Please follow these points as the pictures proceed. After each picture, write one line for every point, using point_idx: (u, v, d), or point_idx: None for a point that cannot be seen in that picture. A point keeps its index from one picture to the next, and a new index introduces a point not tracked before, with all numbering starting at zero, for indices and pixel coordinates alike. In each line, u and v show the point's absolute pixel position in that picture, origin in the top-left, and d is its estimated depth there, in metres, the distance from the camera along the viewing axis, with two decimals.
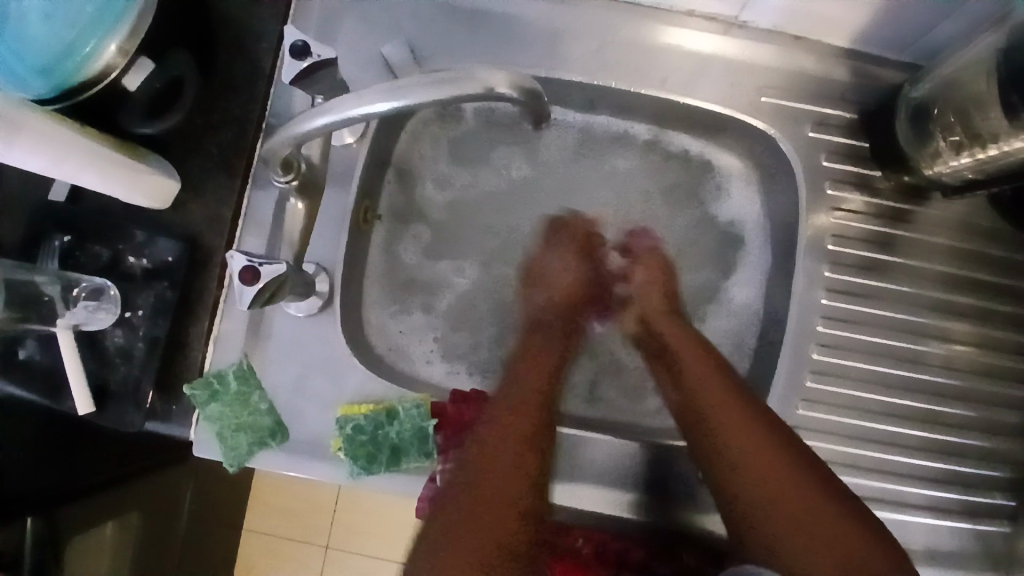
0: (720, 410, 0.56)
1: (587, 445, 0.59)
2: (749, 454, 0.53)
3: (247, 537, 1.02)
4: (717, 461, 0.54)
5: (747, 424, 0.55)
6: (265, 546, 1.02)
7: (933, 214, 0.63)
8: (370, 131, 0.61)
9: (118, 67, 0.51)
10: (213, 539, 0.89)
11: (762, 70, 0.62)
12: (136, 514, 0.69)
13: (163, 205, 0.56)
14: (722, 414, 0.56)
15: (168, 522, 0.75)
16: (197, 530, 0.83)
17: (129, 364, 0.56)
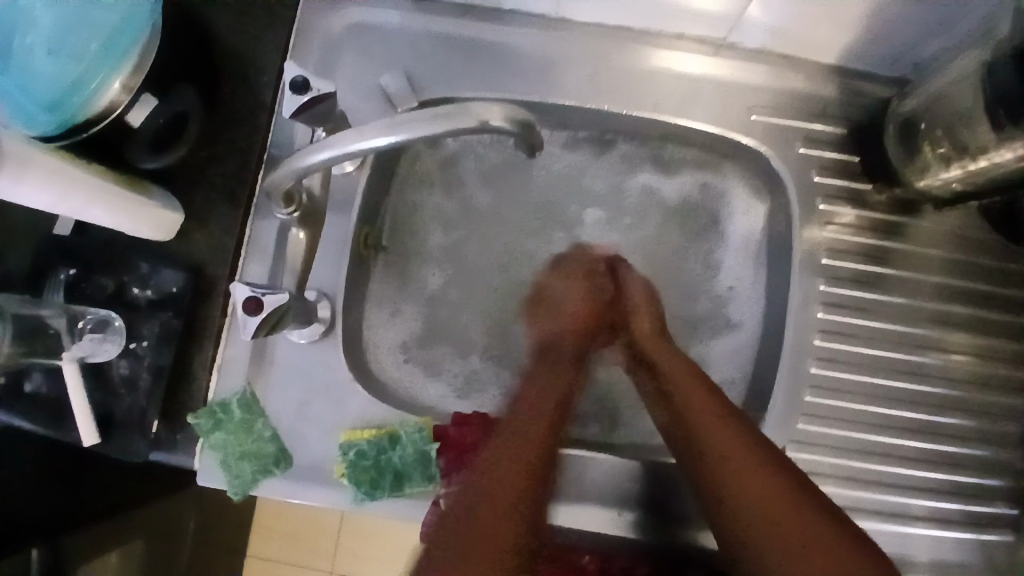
0: (715, 429, 0.54)
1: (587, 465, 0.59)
2: (741, 472, 0.52)
3: (251, 564, 1.01)
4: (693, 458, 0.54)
5: (733, 440, 0.53)
6: (269, 571, 1.01)
7: (927, 226, 0.64)
8: (369, 158, 0.62)
9: (123, 103, 0.53)
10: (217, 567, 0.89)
11: (752, 90, 0.63)
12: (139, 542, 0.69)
13: (166, 236, 0.57)
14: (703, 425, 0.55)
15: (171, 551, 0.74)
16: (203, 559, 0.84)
17: (134, 394, 0.56)
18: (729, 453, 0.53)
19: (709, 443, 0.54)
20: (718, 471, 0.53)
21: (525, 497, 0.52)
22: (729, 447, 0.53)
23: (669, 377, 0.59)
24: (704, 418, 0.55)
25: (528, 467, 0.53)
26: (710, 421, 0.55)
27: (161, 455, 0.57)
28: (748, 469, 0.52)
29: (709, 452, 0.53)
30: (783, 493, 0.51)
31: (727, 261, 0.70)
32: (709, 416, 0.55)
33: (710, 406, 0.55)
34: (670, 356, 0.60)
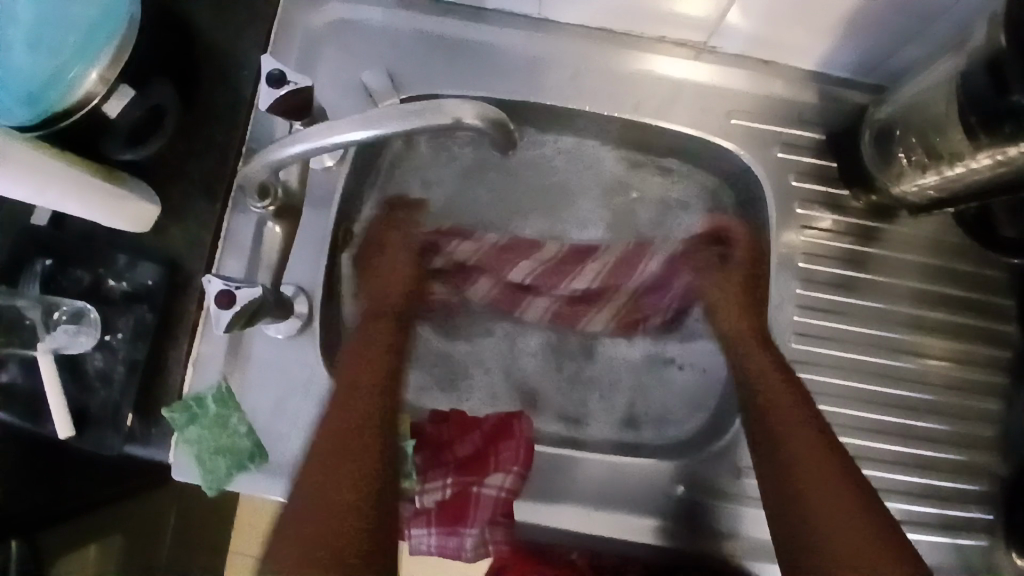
0: (793, 435, 0.58)
1: (577, 466, 0.58)
2: (820, 478, 0.56)
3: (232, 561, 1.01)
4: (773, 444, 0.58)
5: (817, 453, 0.57)
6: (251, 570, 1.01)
7: (905, 232, 0.65)
8: (349, 155, 0.62)
9: (99, 95, 0.53)
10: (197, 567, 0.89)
11: (733, 94, 0.64)
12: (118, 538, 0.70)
13: (144, 229, 0.57)
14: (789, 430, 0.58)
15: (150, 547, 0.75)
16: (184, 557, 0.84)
17: (108, 388, 0.56)
18: (799, 456, 0.57)
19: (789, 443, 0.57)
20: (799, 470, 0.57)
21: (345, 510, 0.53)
22: (823, 493, 0.55)
23: (752, 378, 0.62)
24: (792, 429, 0.58)
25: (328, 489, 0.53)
26: (804, 438, 0.58)
27: (135, 449, 0.57)
28: (823, 479, 0.56)
29: (795, 466, 0.57)
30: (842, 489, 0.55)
31: None
32: (805, 434, 0.58)
33: (788, 393, 0.59)
34: (760, 355, 0.63)
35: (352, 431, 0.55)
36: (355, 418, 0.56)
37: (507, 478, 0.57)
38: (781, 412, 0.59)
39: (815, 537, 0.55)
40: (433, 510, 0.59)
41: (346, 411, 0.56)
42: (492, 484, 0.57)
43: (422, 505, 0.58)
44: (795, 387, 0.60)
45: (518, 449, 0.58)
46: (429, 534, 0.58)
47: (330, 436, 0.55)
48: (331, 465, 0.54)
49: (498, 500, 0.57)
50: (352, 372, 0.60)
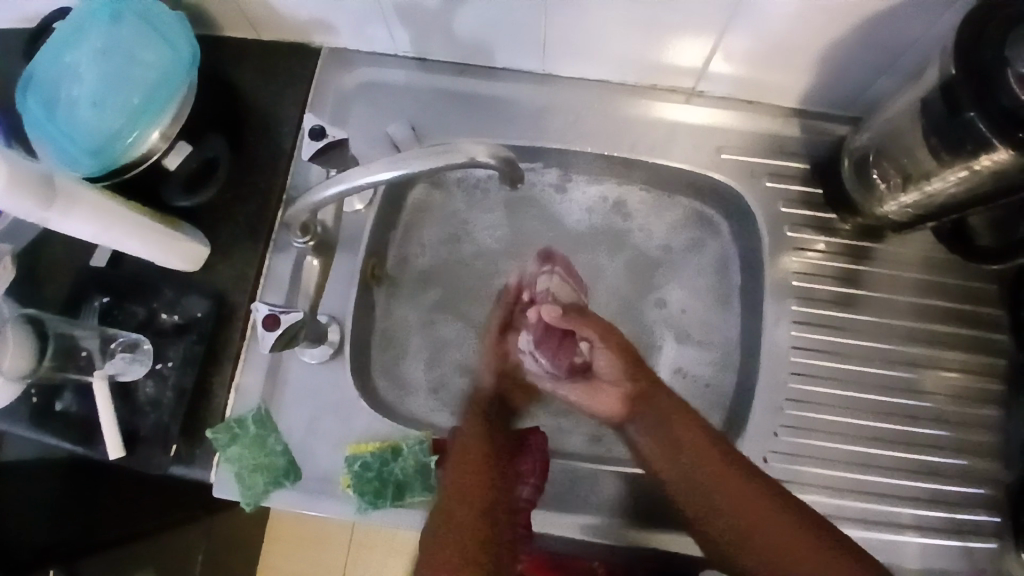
0: (724, 485, 0.56)
1: None
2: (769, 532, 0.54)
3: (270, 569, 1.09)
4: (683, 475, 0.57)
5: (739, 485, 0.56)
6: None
7: (892, 250, 0.69)
8: (376, 197, 0.69)
9: (160, 149, 0.62)
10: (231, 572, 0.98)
11: (722, 132, 0.70)
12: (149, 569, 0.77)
13: (193, 267, 0.64)
14: (700, 463, 0.57)
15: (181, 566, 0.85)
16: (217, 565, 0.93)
17: (158, 411, 0.61)
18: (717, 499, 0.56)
19: (694, 472, 0.57)
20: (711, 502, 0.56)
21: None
22: (756, 513, 0.55)
23: (665, 420, 0.59)
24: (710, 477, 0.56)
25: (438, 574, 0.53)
26: (716, 477, 0.56)
27: (179, 470, 0.61)
28: (747, 510, 0.55)
29: (707, 498, 0.56)
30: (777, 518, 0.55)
31: (702, 290, 0.74)
32: (714, 471, 0.56)
33: (690, 423, 0.58)
34: (668, 401, 0.60)
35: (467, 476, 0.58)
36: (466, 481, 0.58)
37: (525, 488, 0.60)
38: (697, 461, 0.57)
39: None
40: None
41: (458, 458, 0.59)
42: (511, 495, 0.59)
43: None
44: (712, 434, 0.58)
45: (535, 463, 0.61)
46: None
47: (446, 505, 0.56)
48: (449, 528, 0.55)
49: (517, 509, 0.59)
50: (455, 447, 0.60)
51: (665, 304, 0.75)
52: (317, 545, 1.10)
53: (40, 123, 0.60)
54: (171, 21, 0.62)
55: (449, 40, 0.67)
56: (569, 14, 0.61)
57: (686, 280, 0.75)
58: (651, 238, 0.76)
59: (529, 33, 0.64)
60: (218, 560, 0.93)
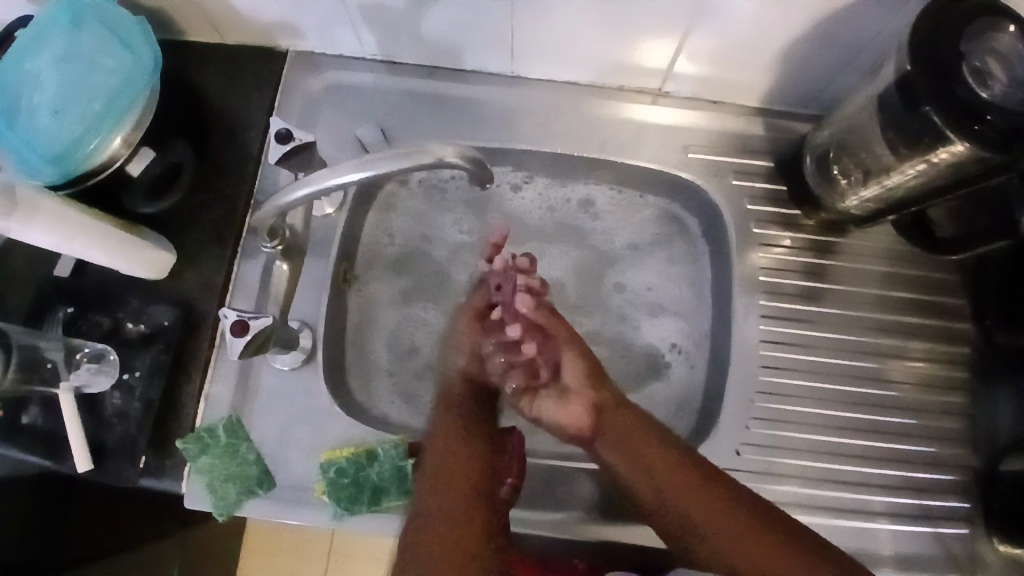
0: (678, 492, 0.57)
1: None
2: (721, 527, 0.55)
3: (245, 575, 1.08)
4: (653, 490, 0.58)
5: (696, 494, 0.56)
6: None
7: (855, 244, 0.71)
8: (347, 202, 0.69)
9: (123, 156, 0.61)
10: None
11: (688, 131, 0.72)
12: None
13: (160, 275, 0.63)
14: (665, 477, 0.57)
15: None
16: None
17: (125, 423, 0.60)
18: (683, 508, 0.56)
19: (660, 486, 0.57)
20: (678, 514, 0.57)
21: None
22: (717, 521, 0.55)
23: (625, 435, 0.60)
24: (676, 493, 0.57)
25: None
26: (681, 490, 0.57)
27: (149, 482, 0.60)
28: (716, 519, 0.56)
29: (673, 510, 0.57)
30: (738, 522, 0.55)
31: (674, 287, 0.76)
32: (678, 483, 0.57)
33: (650, 437, 0.59)
34: (624, 415, 0.61)
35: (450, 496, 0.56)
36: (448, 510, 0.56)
37: (505, 490, 0.59)
38: (666, 479, 0.57)
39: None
40: None
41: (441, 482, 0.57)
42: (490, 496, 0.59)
43: None
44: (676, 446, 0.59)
45: (512, 463, 0.60)
46: None
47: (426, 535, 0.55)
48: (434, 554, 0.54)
49: None
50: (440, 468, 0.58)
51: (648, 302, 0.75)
52: (291, 555, 1.09)
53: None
54: (130, 26, 0.61)
55: (417, 42, 0.67)
56: (537, 16, 0.62)
57: (657, 276, 0.76)
58: (623, 235, 0.77)
59: (497, 35, 0.65)
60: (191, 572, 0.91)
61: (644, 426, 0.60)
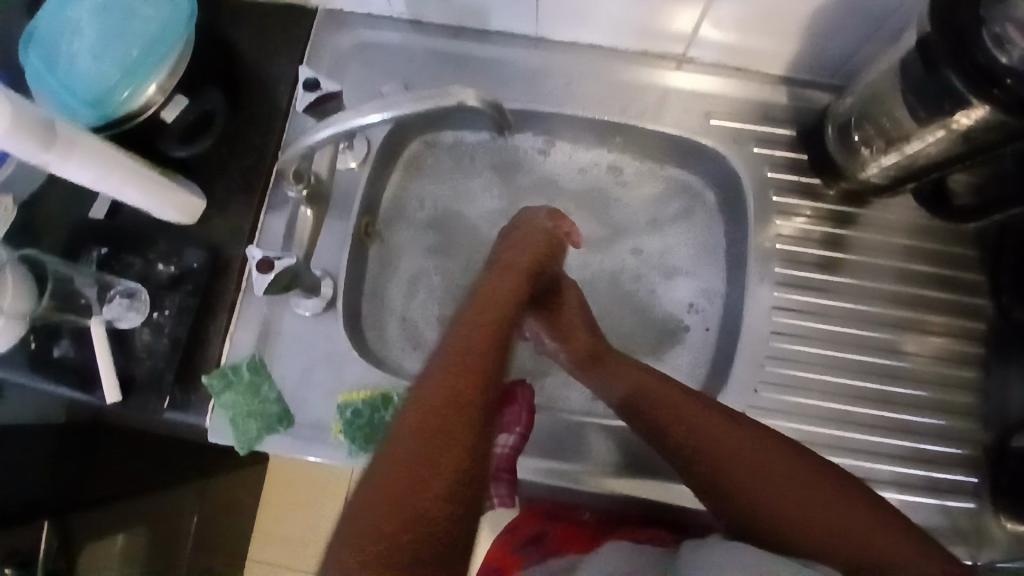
0: (698, 431, 0.58)
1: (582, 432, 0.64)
2: (734, 456, 0.57)
3: (268, 513, 1.12)
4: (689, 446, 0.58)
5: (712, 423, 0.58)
6: (285, 522, 1.12)
7: (874, 216, 0.71)
8: (370, 156, 0.70)
9: (157, 103, 0.63)
10: (231, 512, 1.01)
11: (710, 98, 0.72)
12: (141, 528, 0.81)
13: (189, 221, 0.66)
14: (694, 424, 0.59)
15: (174, 524, 0.87)
16: (211, 516, 0.95)
17: (153, 358, 0.62)
18: (729, 465, 0.57)
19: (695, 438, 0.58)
20: (728, 471, 0.57)
21: (442, 485, 0.48)
22: (764, 471, 0.56)
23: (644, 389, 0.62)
24: (688, 426, 0.59)
25: (413, 463, 0.48)
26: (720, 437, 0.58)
27: (174, 415, 0.62)
28: (768, 471, 0.56)
29: (720, 464, 0.57)
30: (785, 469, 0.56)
31: (689, 254, 0.76)
32: (716, 430, 0.58)
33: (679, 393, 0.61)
34: (635, 369, 0.64)
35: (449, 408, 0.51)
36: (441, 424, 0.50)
37: (512, 437, 0.61)
38: (700, 429, 0.58)
39: (796, 530, 0.54)
40: None
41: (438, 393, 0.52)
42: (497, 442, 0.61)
43: None
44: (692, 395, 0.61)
45: (521, 413, 0.62)
46: None
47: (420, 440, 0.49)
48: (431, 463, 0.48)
49: (502, 456, 0.61)
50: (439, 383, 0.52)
51: (661, 266, 0.76)
52: (306, 509, 1.12)
53: (41, 77, 0.61)
54: None
55: (444, 2, 0.69)
56: None
57: (677, 243, 0.76)
58: (644, 206, 0.77)
59: None
60: (210, 515, 0.95)
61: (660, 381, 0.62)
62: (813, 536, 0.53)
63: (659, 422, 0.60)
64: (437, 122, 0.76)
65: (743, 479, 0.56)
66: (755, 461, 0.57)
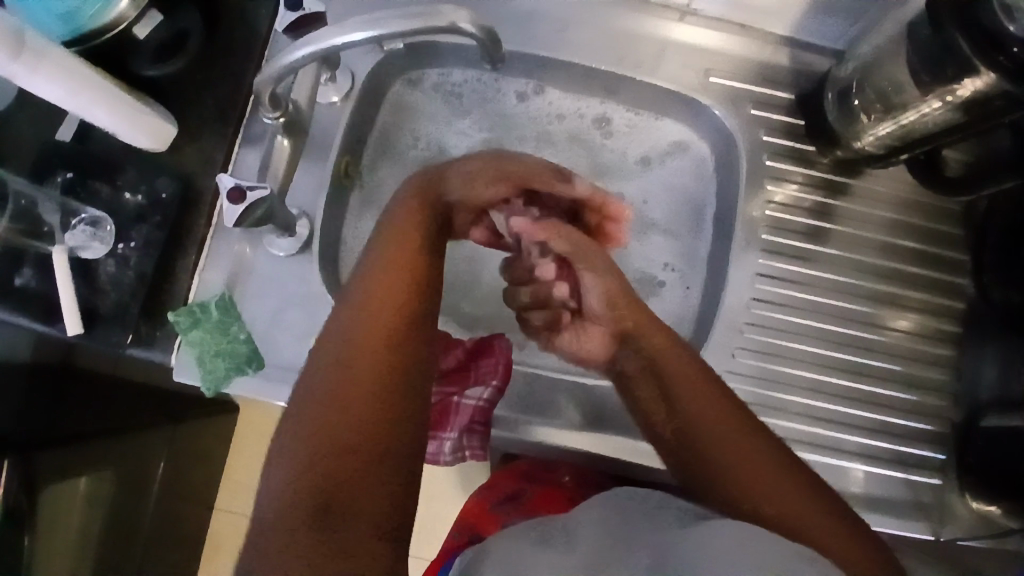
0: (701, 403, 0.53)
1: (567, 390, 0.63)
2: (723, 439, 0.51)
3: (239, 459, 1.11)
4: (682, 414, 0.53)
5: (696, 384, 0.53)
6: (256, 470, 1.10)
7: (864, 188, 0.70)
8: (354, 92, 0.67)
9: (129, 19, 0.59)
10: (202, 455, 1.00)
11: (712, 53, 0.69)
12: (109, 470, 0.79)
13: (161, 147, 0.62)
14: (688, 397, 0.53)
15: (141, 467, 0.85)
16: (181, 459, 0.93)
17: (118, 290, 0.60)
18: (720, 434, 0.51)
19: (690, 409, 0.53)
20: (705, 441, 0.51)
21: (363, 453, 0.42)
22: (752, 453, 0.50)
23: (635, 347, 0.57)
24: (684, 390, 0.53)
25: (348, 394, 0.44)
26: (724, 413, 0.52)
27: (139, 351, 0.60)
28: (745, 450, 0.50)
29: (704, 436, 0.51)
30: (770, 462, 0.50)
31: (679, 214, 0.74)
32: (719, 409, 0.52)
33: (674, 353, 0.55)
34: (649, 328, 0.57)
35: (374, 345, 0.46)
36: (372, 359, 0.45)
37: (487, 390, 0.60)
38: (689, 391, 0.53)
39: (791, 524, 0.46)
40: None
41: (363, 322, 0.47)
42: (472, 395, 0.61)
43: None
44: (709, 372, 0.55)
45: (497, 364, 0.61)
46: None
47: (345, 371, 0.45)
48: (345, 392, 0.44)
49: (476, 408, 0.61)
50: (371, 308, 0.48)
51: (639, 217, 0.74)
52: None
53: None
54: None
55: None
56: None
57: (664, 193, 0.75)
58: (643, 150, 0.75)
59: None
60: (181, 459, 0.93)
61: (671, 343, 0.56)
62: (806, 525, 0.46)
63: (668, 390, 0.54)
64: (422, 59, 0.72)
65: (715, 449, 0.51)
66: (730, 430, 0.51)
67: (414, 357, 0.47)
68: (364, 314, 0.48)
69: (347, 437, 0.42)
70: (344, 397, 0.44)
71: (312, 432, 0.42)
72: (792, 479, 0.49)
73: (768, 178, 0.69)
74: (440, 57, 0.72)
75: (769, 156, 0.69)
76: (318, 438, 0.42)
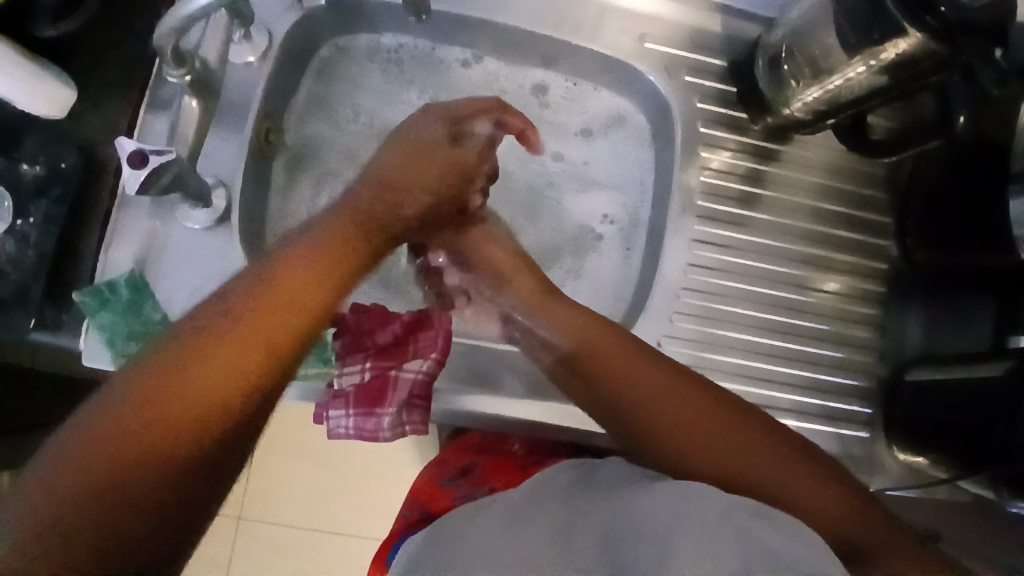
0: (656, 395, 0.50)
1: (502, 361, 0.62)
2: (683, 419, 0.49)
3: None
4: (631, 397, 0.51)
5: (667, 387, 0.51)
6: None
7: (793, 152, 0.71)
8: (274, 53, 0.63)
9: None
10: None
11: (646, 19, 0.69)
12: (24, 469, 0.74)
13: (58, 115, 0.56)
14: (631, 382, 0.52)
15: None
16: None
17: (19, 271, 0.55)
18: (688, 422, 0.48)
19: (638, 395, 0.51)
20: (666, 422, 0.49)
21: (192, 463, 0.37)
22: (730, 432, 0.48)
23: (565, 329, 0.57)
24: (641, 389, 0.51)
25: (184, 395, 0.38)
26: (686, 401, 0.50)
27: (45, 336, 0.56)
28: (714, 429, 0.48)
29: (664, 420, 0.49)
30: (754, 443, 0.47)
31: (618, 182, 0.74)
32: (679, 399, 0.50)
33: (607, 332, 0.56)
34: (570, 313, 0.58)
35: (240, 340, 0.41)
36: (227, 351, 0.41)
37: (426, 363, 0.59)
38: (632, 375, 0.52)
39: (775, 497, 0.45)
40: (351, 393, 0.59)
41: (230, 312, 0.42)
42: (411, 368, 0.59)
43: (339, 389, 0.59)
44: (636, 343, 0.55)
45: (436, 339, 0.60)
46: (347, 417, 0.58)
47: (193, 361, 0.39)
48: (188, 393, 0.38)
49: (416, 382, 0.58)
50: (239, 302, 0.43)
51: (579, 177, 0.73)
52: None
53: None
54: None
55: None
56: None
57: (609, 160, 0.74)
58: (584, 119, 0.74)
59: None
60: None
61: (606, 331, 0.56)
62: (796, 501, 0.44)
63: (602, 369, 0.53)
64: (349, 21, 0.69)
65: (677, 433, 0.48)
66: (704, 413, 0.49)
67: (280, 353, 0.43)
68: (231, 307, 0.43)
69: (177, 445, 0.37)
70: (187, 393, 0.38)
71: (134, 437, 0.36)
72: (768, 445, 0.47)
73: (704, 146, 0.69)
74: (367, 20, 0.69)
75: (704, 123, 0.69)
76: (136, 444, 0.36)
